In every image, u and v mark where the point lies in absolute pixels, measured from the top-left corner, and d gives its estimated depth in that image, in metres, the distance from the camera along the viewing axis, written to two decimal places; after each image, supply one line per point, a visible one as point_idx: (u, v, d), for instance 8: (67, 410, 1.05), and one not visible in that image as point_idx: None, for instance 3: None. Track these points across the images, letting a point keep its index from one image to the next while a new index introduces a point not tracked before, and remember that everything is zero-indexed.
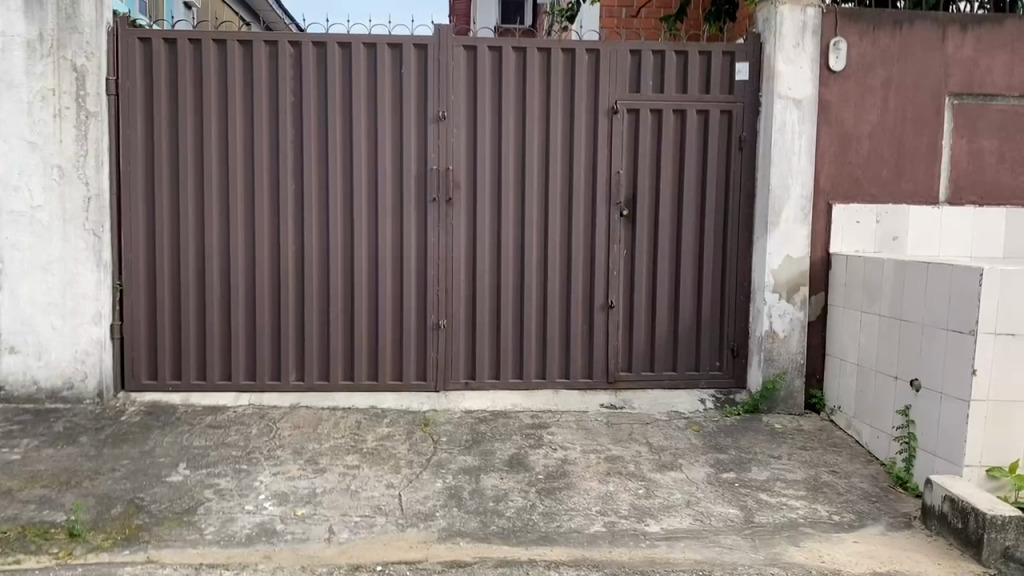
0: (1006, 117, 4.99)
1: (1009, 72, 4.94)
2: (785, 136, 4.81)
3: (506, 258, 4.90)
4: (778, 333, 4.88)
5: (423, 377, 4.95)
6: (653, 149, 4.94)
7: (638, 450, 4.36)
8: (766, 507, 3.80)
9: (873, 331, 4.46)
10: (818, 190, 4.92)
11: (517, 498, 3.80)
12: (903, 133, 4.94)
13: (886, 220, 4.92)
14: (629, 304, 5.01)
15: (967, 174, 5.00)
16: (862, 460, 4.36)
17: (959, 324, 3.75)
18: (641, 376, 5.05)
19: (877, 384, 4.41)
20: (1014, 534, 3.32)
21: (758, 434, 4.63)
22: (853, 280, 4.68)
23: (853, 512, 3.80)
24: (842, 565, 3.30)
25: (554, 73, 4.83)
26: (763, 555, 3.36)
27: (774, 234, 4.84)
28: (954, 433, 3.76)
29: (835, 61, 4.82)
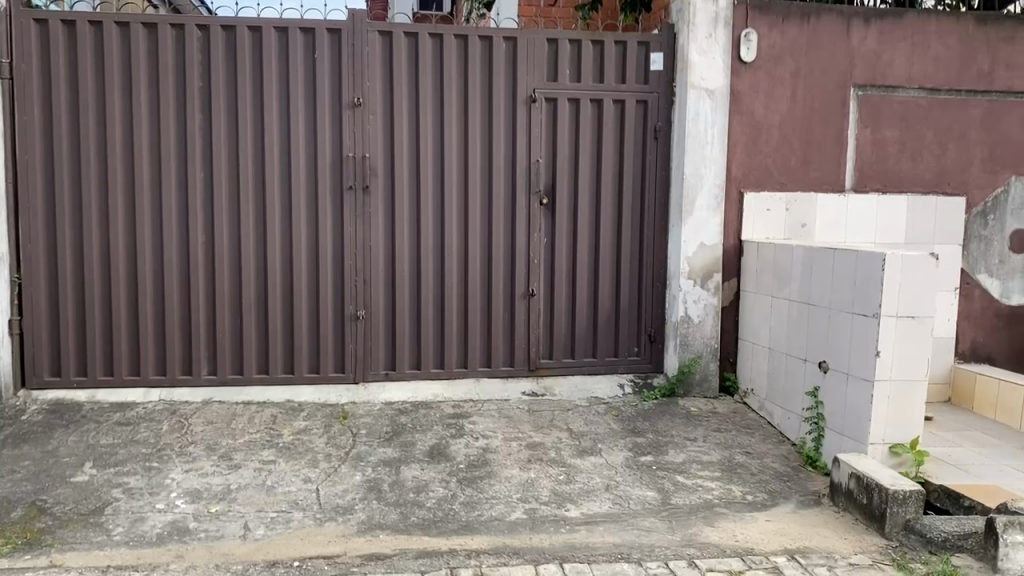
0: (907, 108, 5.22)
1: (908, 65, 5.15)
2: (699, 125, 4.90)
3: (425, 247, 4.85)
4: (692, 318, 4.98)
5: (342, 369, 4.87)
6: (570, 138, 4.96)
7: (558, 436, 4.40)
8: (682, 488, 3.88)
9: (783, 315, 4.59)
10: (730, 179, 5.02)
11: (437, 488, 3.78)
12: (811, 123, 5.09)
13: (795, 208, 5.08)
14: (549, 292, 5.03)
15: (870, 162, 5.21)
16: (774, 440, 4.49)
17: (863, 307, 3.89)
18: (561, 364, 5.08)
19: (786, 366, 4.55)
20: (914, 508, 3.46)
21: (675, 417, 4.71)
22: (763, 266, 4.80)
23: (766, 491, 3.91)
24: (755, 543, 3.39)
25: (471, 60, 4.79)
26: (679, 536, 3.43)
27: (688, 222, 4.93)
28: (859, 413, 3.90)
29: (745, 52, 4.92)
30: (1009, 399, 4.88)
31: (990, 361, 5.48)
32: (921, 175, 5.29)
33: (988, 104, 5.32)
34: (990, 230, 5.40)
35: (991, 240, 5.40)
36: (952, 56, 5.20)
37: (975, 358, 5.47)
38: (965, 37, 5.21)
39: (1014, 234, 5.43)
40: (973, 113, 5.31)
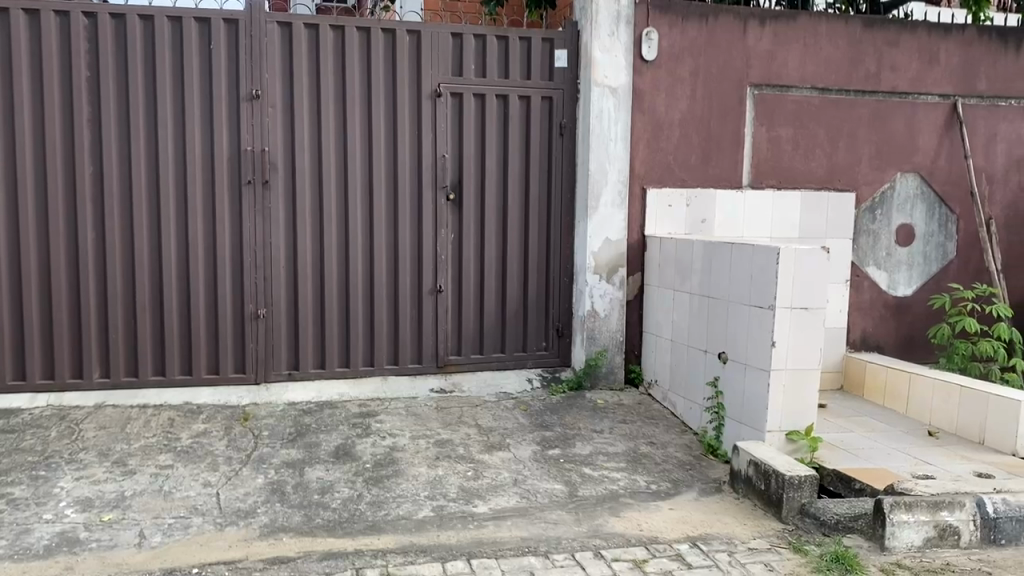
0: (800, 108, 5.42)
1: (801, 65, 5.35)
2: (603, 122, 4.96)
3: (328, 243, 4.77)
4: (599, 312, 5.04)
5: (243, 369, 4.74)
6: (476, 134, 4.94)
7: (466, 433, 4.39)
8: (589, 480, 3.93)
9: (685, 308, 4.70)
10: (634, 175, 5.10)
11: (343, 488, 3.72)
12: (710, 122, 5.22)
13: (695, 204, 5.20)
14: (457, 288, 5.01)
15: (766, 160, 5.38)
16: (677, 430, 4.59)
17: (760, 299, 4.01)
18: (469, 360, 5.06)
19: (688, 358, 4.66)
20: (809, 492, 3.59)
21: (582, 410, 4.77)
22: (666, 260, 4.90)
23: (669, 480, 4.00)
24: (659, 532, 3.46)
25: (374, 54, 4.72)
26: (585, 527, 3.47)
27: (593, 217, 4.98)
28: (757, 402, 4.03)
29: (647, 51, 5.01)
30: (896, 385, 5.13)
31: (878, 350, 5.74)
32: (813, 171, 5.50)
33: (875, 104, 5.57)
34: (878, 224, 5.66)
35: (878, 234, 5.66)
36: (841, 58, 5.43)
37: (865, 347, 5.72)
38: (853, 40, 5.44)
39: (899, 229, 5.70)
40: (861, 113, 5.55)
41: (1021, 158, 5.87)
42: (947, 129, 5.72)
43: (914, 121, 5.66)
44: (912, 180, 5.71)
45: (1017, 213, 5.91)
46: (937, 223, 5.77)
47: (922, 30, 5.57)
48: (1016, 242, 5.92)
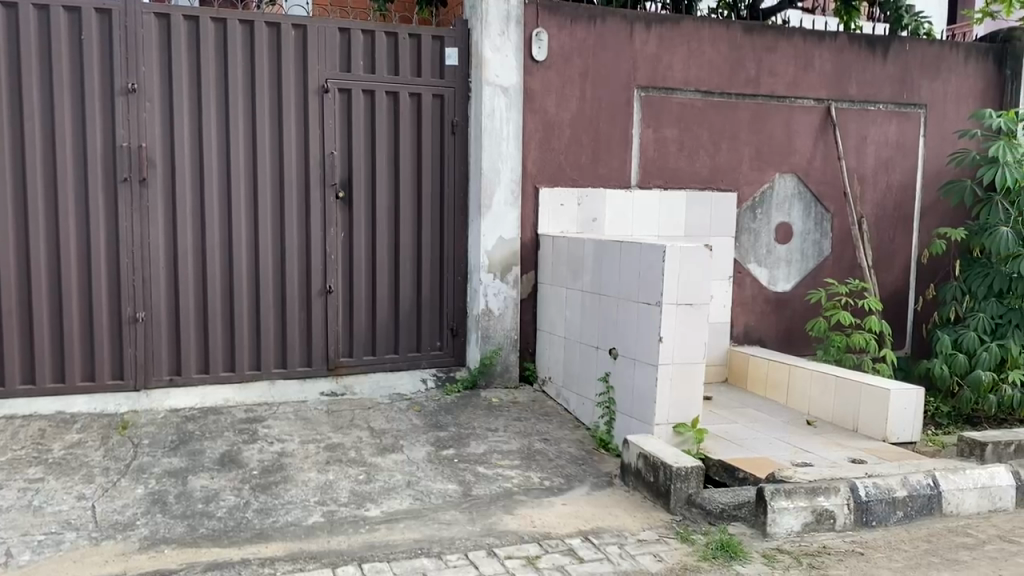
0: (685, 110, 5.57)
1: (685, 68, 5.51)
2: (494, 121, 4.97)
3: (211, 243, 4.60)
4: (493, 311, 5.05)
5: (120, 375, 4.52)
6: (366, 131, 4.86)
7: (358, 436, 4.32)
8: (483, 479, 3.93)
9: (577, 306, 4.76)
10: (526, 174, 5.13)
11: (229, 496, 3.60)
12: (599, 122, 5.31)
13: (586, 204, 5.28)
14: (348, 289, 4.92)
15: (653, 160, 5.52)
16: (570, 426, 4.65)
17: (647, 296, 4.11)
18: (361, 360, 4.97)
19: (580, 354, 4.72)
20: (695, 483, 3.68)
21: (476, 409, 4.76)
22: (558, 258, 4.96)
23: (562, 476, 4.04)
24: (551, 527, 3.49)
25: (258, 47, 4.59)
26: (479, 526, 3.47)
27: (487, 216, 4.98)
28: (646, 396, 4.12)
29: (537, 51, 5.05)
30: (777, 377, 5.34)
31: (761, 343, 5.97)
32: (698, 172, 5.67)
33: (755, 107, 5.79)
34: (758, 223, 5.89)
35: (758, 232, 5.89)
36: (723, 62, 5.62)
37: (749, 340, 5.93)
38: (734, 45, 5.64)
39: (778, 227, 5.95)
40: (743, 115, 5.76)
41: (888, 160, 6.21)
42: (822, 132, 5.99)
43: (791, 124, 5.91)
44: (789, 180, 5.95)
45: (886, 212, 6.25)
46: (813, 222, 6.04)
47: (798, 36, 5.82)
48: (884, 239, 6.27)
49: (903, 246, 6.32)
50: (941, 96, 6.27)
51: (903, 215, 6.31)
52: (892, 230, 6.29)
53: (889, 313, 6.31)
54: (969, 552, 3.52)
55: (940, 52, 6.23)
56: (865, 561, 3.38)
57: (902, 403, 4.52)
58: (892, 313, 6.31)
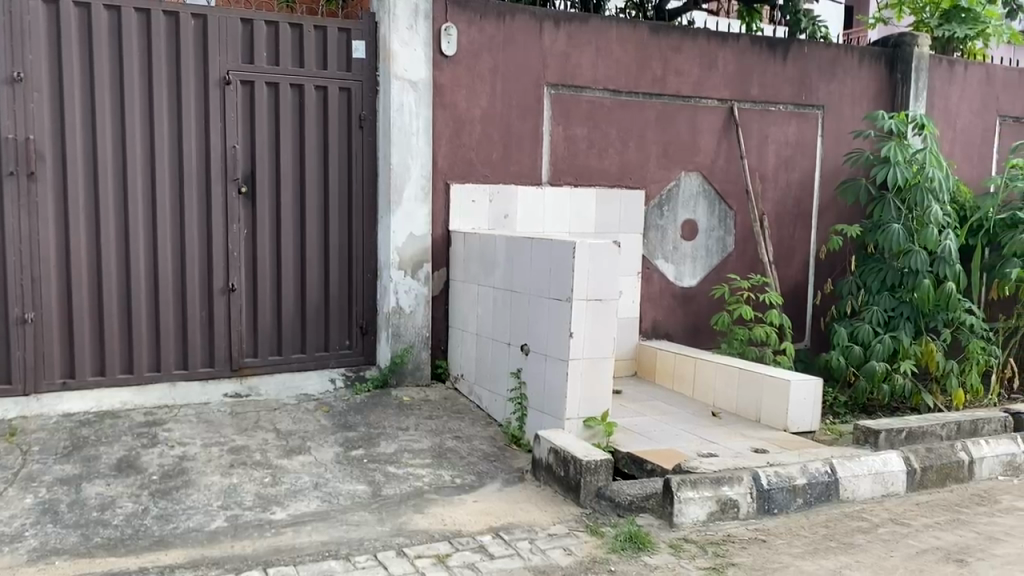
0: (594, 108, 5.64)
1: (593, 67, 5.57)
2: (403, 116, 4.91)
3: (106, 239, 4.41)
4: (404, 309, 5.00)
5: (8, 380, 4.27)
6: (270, 125, 4.74)
7: (264, 438, 4.21)
8: (393, 478, 3.89)
9: (488, 302, 4.76)
10: (436, 170, 5.09)
11: (126, 504, 3.46)
12: (509, 119, 5.31)
13: (497, 200, 5.28)
14: (252, 287, 4.78)
15: (563, 158, 5.56)
16: (482, 423, 4.64)
17: (558, 293, 4.13)
18: (267, 361, 4.84)
19: (492, 351, 4.72)
20: (604, 475, 3.75)
21: (387, 407, 4.70)
22: (469, 255, 4.94)
23: (474, 473, 4.03)
24: (462, 525, 3.48)
25: (155, 36, 4.42)
26: (389, 527, 3.42)
27: (397, 212, 4.92)
28: (557, 392, 4.15)
29: (446, 46, 5.02)
30: (683, 370, 5.46)
31: (669, 337, 6.09)
32: (607, 169, 5.74)
33: (661, 106, 5.90)
34: (665, 220, 6.00)
35: (665, 229, 6.00)
36: (630, 61, 5.70)
37: (657, 335, 6.04)
38: (641, 44, 5.73)
39: (684, 224, 6.08)
40: (650, 114, 5.86)
41: (788, 159, 6.42)
42: (725, 131, 6.15)
43: (696, 123, 6.04)
44: (695, 178, 6.09)
45: (786, 210, 6.46)
46: (718, 219, 6.21)
47: (702, 37, 5.95)
48: (785, 235, 6.48)
49: (802, 242, 6.55)
50: (837, 98, 6.52)
51: (802, 212, 6.54)
52: (792, 227, 6.50)
53: (790, 307, 6.53)
54: (864, 535, 3.67)
55: (836, 55, 6.48)
56: (767, 548, 3.48)
57: (801, 394, 4.69)
58: (792, 307, 6.53)
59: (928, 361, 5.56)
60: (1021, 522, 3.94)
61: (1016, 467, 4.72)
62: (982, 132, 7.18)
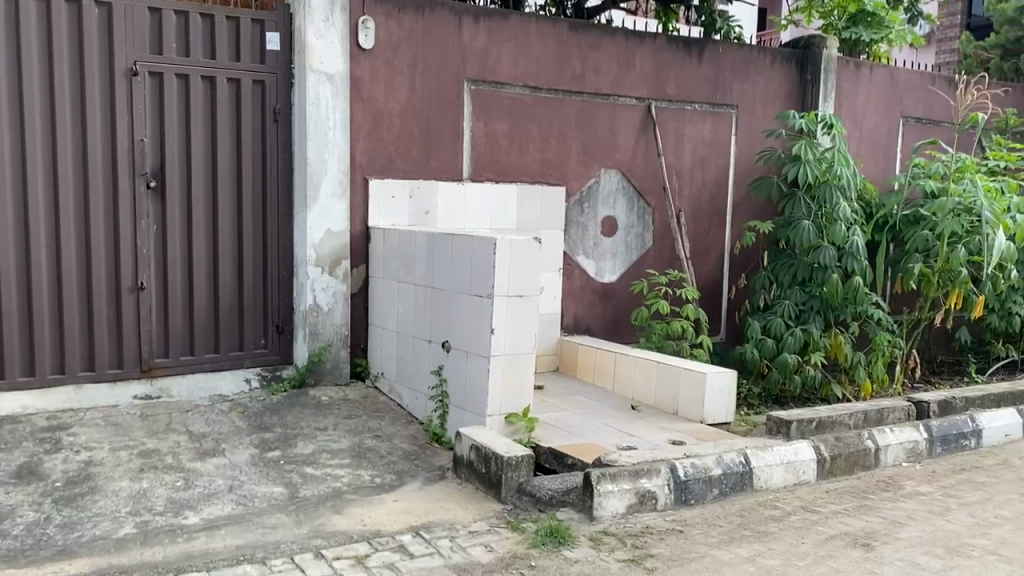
0: (514, 104, 5.64)
1: (513, 63, 5.57)
2: (319, 110, 4.82)
3: (5, 236, 4.20)
4: (321, 307, 4.91)
5: None
6: (179, 117, 4.59)
7: (176, 440, 4.08)
8: (310, 479, 3.82)
9: (408, 299, 4.71)
10: (354, 165, 5.01)
11: (26, 512, 3.30)
12: (429, 114, 5.27)
13: (417, 196, 5.24)
14: (162, 285, 4.62)
15: (483, 154, 5.55)
16: (402, 421, 4.60)
17: (479, 289, 4.12)
18: (178, 362, 4.67)
19: (413, 348, 4.68)
20: (526, 471, 3.76)
21: (304, 407, 4.61)
22: (389, 251, 4.88)
23: (394, 472, 3.99)
24: (381, 525, 3.44)
25: (56, 24, 4.23)
26: (306, 529, 3.36)
27: (313, 207, 4.83)
28: (478, 388, 4.14)
29: (363, 39, 4.95)
30: (604, 365, 5.52)
31: (589, 333, 6.15)
32: (528, 166, 5.75)
33: (581, 103, 5.94)
34: (586, 216, 6.06)
35: (586, 225, 6.05)
36: (549, 58, 5.72)
37: (577, 330, 6.09)
38: (560, 42, 5.76)
39: (604, 220, 6.14)
40: (569, 111, 5.90)
41: (704, 157, 6.55)
42: (643, 129, 6.24)
43: (614, 120, 6.10)
44: (614, 175, 6.16)
45: (702, 206, 6.60)
46: (636, 216, 6.29)
47: (620, 35, 6.02)
48: (701, 231, 6.61)
49: (717, 238, 6.69)
50: (750, 97, 6.68)
51: (717, 209, 6.68)
52: (707, 223, 6.64)
53: (707, 302, 6.67)
54: (777, 523, 3.78)
55: (749, 56, 6.64)
56: (684, 538, 3.55)
57: (716, 385, 4.79)
58: (708, 301, 6.68)
59: (836, 353, 5.75)
60: (923, 506, 4.12)
61: (918, 453, 4.92)
62: (886, 132, 7.46)
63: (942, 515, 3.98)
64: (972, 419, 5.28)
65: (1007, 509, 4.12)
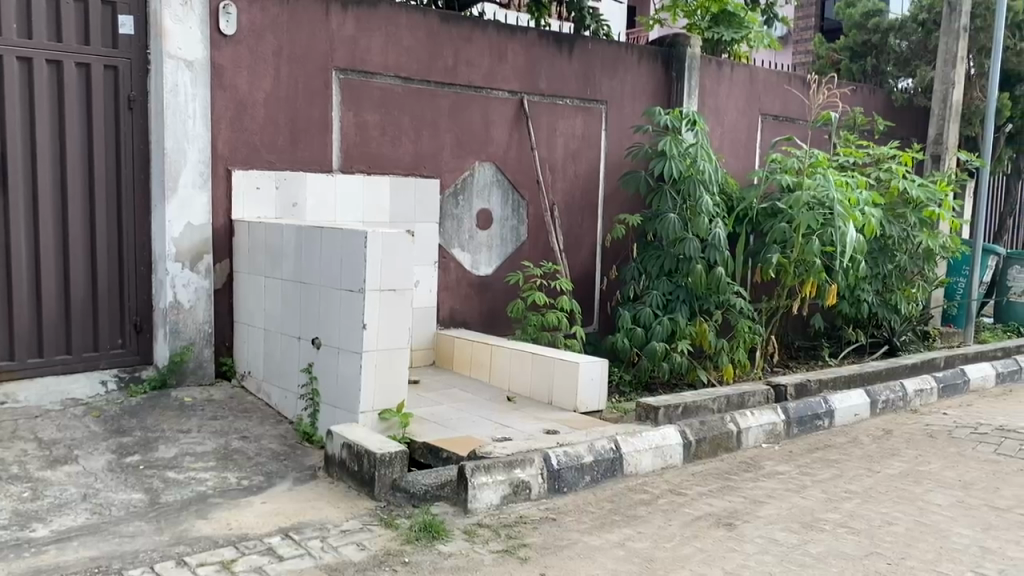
0: (385, 95, 5.56)
1: (383, 53, 5.50)
2: (178, 98, 4.61)
3: None
4: (182, 303, 4.70)
5: None
6: (21, 104, 4.28)
7: (22, 448, 3.82)
8: (173, 484, 3.66)
9: (276, 295, 4.58)
10: (216, 155, 4.82)
11: None
12: (295, 104, 5.14)
13: (285, 187, 5.10)
14: (5, 283, 4.31)
15: (354, 145, 5.45)
16: (272, 420, 4.47)
17: (349, 283, 4.05)
18: (24, 365, 4.37)
19: (281, 345, 4.56)
20: (399, 467, 3.72)
21: (166, 409, 4.40)
22: (254, 245, 4.73)
23: (262, 474, 3.88)
24: (249, 528, 3.33)
25: None
26: (167, 536, 3.21)
27: (172, 199, 4.62)
28: (350, 384, 4.07)
29: (225, 24, 4.77)
30: (479, 358, 5.54)
31: (465, 326, 6.14)
32: (400, 158, 5.69)
33: (453, 95, 5.92)
34: (460, 209, 6.06)
35: (461, 218, 6.06)
36: (420, 49, 5.68)
37: (453, 323, 6.08)
38: (431, 33, 5.72)
39: (478, 213, 6.16)
40: (442, 103, 5.86)
41: (575, 151, 6.66)
42: (516, 123, 6.28)
43: (487, 113, 6.11)
44: (488, 168, 6.18)
45: (574, 199, 6.71)
46: (511, 209, 6.33)
47: (491, 29, 6.03)
48: (573, 224, 6.72)
49: (589, 231, 6.83)
50: (619, 93, 6.84)
51: (589, 202, 6.81)
52: (579, 216, 6.76)
53: (579, 293, 6.79)
54: (646, 507, 3.89)
55: (617, 53, 6.79)
56: (556, 526, 3.61)
57: (589, 374, 4.90)
58: (581, 292, 6.80)
59: (701, 341, 5.96)
60: (780, 484, 4.34)
61: (777, 434, 5.19)
62: (746, 128, 7.79)
63: (798, 492, 4.21)
64: (825, 400, 5.60)
65: (856, 483, 4.39)
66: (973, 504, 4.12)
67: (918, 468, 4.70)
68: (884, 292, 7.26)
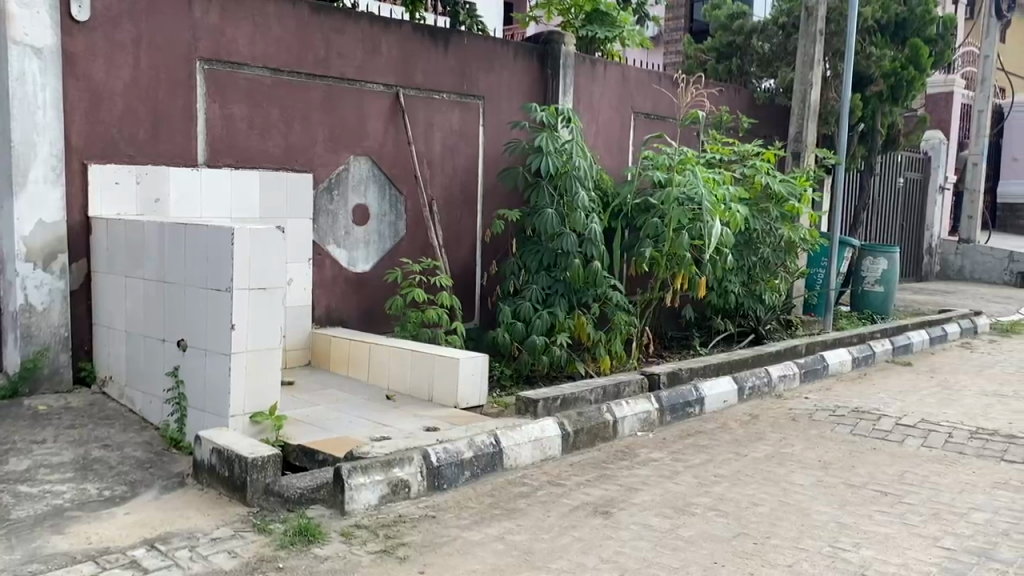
0: (253, 87, 5.39)
1: (250, 44, 5.32)
2: (25, 87, 4.32)
3: None
4: (35, 306, 4.41)
5: None
6: None
7: None
8: (25, 499, 3.44)
9: (138, 295, 4.36)
10: (70, 149, 4.56)
11: None
12: (157, 95, 4.91)
13: (147, 182, 4.86)
14: None
15: (220, 138, 5.26)
16: (136, 427, 4.26)
17: (216, 282, 3.90)
18: None
19: (145, 348, 4.35)
20: (272, 471, 3.61)
21: (18, 419, 4.13)
22: (115, 244, 4.49)
23: (125, 483, 3.69)
24: (110, 541, 3.17)
25: None
26: (19, 554, 3.02)
27: (22, 196, 4.33)
28: (219, 387, 3.93)
29: (77, 10, 4.51)
30: (356, 356, 5.46)
31: (342, 323, 6.04)
32: (270, 152, 5.53)
33: (325, 88, 5.79)
34: (335, 205, 5.95)
35: (336, 214, 5.95)
36: (290, 40, 5.53)
37: (329, 321, 5.97)
38: (301, 24, 5.58)
39: (355, 209, 6.06)
40: (314, 96, 5.73)
41: (453, 146, 6.64)
42: (391, 117, 6.20)
43: (361, 107, 6.01)
44: (364, 163, 6.09)
45: (452, 194, 6.69)
46: (388, 204, 6.26)
47: (364, 21, 5.93)
48: (452, 219, 6.71)
49: (468, 227, 6.82)
50: (495, 89, 6.87)
51: (467, 198, 6.81)
52: (458, 211, 6.75)
53: (460, 289, 6.79)
54: (525, 500, 3.94)
55: (493, 49, 6.81)
56: (436, 523, 3.60)
57: (467, 369, 4.91)
58: (461, 288, 6.80)
59: (579, 333, 6.06)
60: (654, 471, 4.47)
61: (651, 422, 5.35)
62: (619, 125, 7.98)
63: (670, 478, 4.35)
64: (695, 388, 5.81)
65: (724, 467, 4.58)
66: (831, 483, 4.36)
67: (781, 450, 4.95)
68: (751, 283, 7.59)
